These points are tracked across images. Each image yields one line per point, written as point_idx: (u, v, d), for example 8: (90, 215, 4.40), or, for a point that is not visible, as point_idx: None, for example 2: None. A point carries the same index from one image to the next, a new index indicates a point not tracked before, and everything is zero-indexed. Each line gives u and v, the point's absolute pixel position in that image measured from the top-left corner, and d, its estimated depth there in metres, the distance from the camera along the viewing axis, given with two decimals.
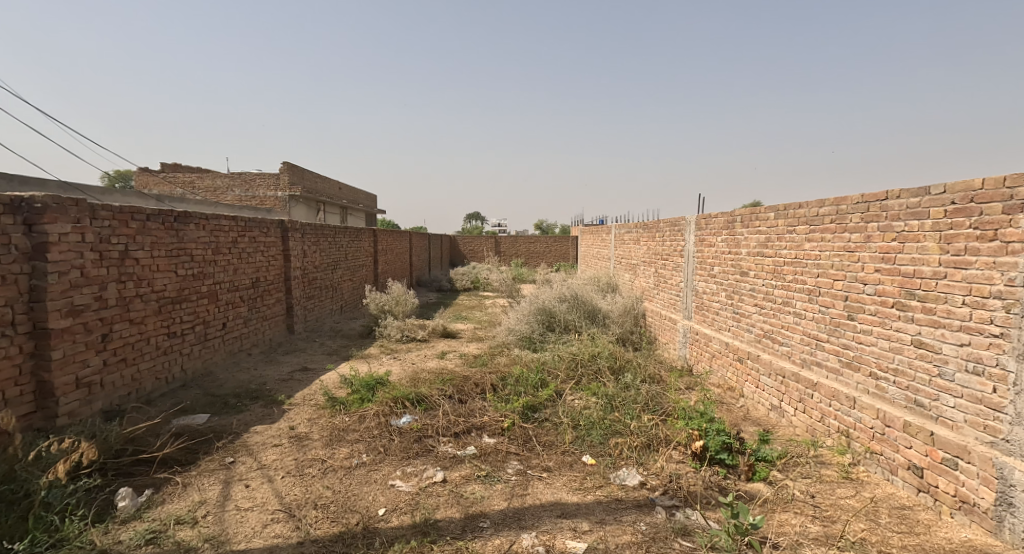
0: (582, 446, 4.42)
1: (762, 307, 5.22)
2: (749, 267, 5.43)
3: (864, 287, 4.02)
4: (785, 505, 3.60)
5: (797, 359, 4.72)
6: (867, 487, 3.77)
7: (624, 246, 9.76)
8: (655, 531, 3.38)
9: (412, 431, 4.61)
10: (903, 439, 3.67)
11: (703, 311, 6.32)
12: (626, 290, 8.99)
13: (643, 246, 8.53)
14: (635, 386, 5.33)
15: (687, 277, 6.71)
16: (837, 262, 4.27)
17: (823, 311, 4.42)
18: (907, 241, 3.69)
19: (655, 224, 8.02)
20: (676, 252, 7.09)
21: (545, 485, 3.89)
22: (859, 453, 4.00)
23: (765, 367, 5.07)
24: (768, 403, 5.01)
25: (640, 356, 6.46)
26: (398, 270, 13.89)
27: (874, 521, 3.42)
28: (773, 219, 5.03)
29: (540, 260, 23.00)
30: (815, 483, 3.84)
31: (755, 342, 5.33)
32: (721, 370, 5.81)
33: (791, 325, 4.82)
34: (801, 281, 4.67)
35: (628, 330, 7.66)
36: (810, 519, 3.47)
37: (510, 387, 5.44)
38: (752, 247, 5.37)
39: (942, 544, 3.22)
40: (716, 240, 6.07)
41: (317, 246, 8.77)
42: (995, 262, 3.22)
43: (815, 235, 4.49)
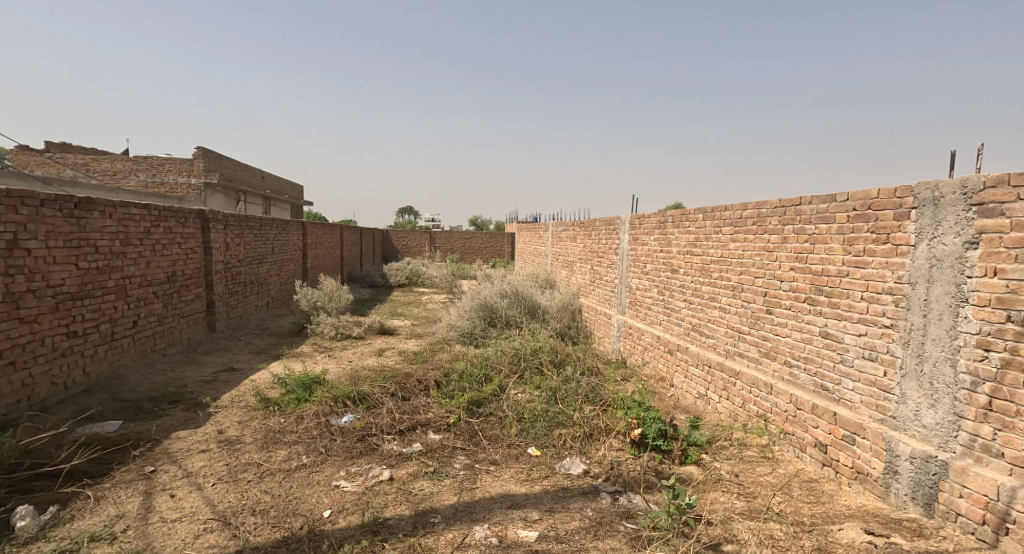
0: (527, 438, 4.56)
1: (690, 302, 5.54)
2: (679, 264, 5.73)
3: (781, 283, 4.37)
4: (715, 484, 3.88)
5: (722, 350, 5.06)
6: (781, 464, 4.12)
7: (560, 244, 9.99)
8: (600, 516, 3.56)
9: (355, 430, 4.59)
10: (812, 420, 4.04)
11: (636, 306, 6.61)
12: (563, 286, 9.25)
13: (579, 243, 8.77)
14: (575, 379, 5.52)
15: (622, 274, 6.99)
16: (757, 261, 4.60)
17: (745, 306, 4.76)
18: (817, 243, 4.05)
19: (590, 223, 8.28)
20: (611, 249, 7.35)
21: (493, 478, 4.00)
22: (774, 434, 4.35)
23: (693, 358, 5.38)
24: (695, 391, 5.34)
25: (579, 350, 6.68)
26: (330, 265, 13.62)
27: (788, 493, 3.75)
28: (701, 221, 5.35)
29: (476, 256, 23.08)
30: (738, 463, 4.16)
31: (684, 335, 5.65)
32: (653, 362, 6.12)
33: (716, 319, 5.15)
34: (726, 278, 5.00)
35: (566, 325, 7.87)
36: (735, 496, 3.75)
37: (453, 383, 5.51)
38: (682, 245, 5.67)
39: (843, 510, 3.57)
40: (649, 239, 6.35)
41: (241, 239, 8.46)
42: (887, 263, 3.56)
43: (739, 235, 4.82)
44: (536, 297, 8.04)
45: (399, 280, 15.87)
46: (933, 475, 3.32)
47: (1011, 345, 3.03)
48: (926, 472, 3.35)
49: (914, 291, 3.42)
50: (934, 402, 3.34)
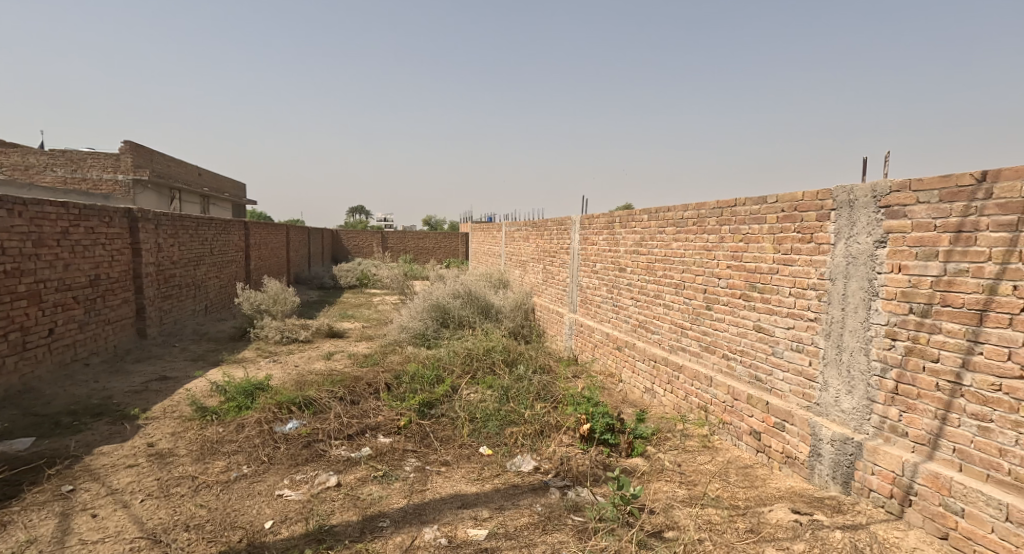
0: (479, 438, 4.60)
1: (637, 300, 5.70)
2: (626, 263, 5.89)
3: (719, 281, 4.57)
4: (660, 475, 4.03)
5: (667, 346, 5.23)
6: (720, 452, 4.32)
7: (513, 243, 10.06)
8: (549, 511, 3.63)
9: (300, 437, 4.51)
10: (747, 409, 4.24)
11: (587, 304, 6.74)
12: (516, 286, 9.33)
13: (531, 242, 8.87)
14: (527, 377, 5.60)
15: (573, 273, 7.12)
16: (698, 260, 4.80)
17: (687, 302, 4.95)
18: (751, 241, 4.26)
19: (542, 223, 8.39)
20: (563, 249, 7.48)
21: (444, 479, 4.02)
22: (714, 424, 4.55)
23: (640, 353, 5.55)
24: (642, 386, 5.50)
25: (532, 348, 6.77)
26: (275, 267, 13.26)
27: (725, 480, 3.94)
28: (646, 221, 5.51)
29: (429, 256, 22.94)
30: (680, 453, 4.32)
31: (632, 331, 5.81)
32: (602, 358, 6.27)
33: (660, 315, 5.33)
34: (669, 277, 5.18)
35: (520, 324, 7.95)
36: (677, 484, 3.91)
37: (404, 385, 5.49)
38: (629, 245, 5.83)
39: (773, 492, 3.76)
40: (598, 239, 6.50)
41: (175, 240, 8.13)
42: (812, 260, 3.77)
43: (681, 235, 5.00)
44: (489, 297, 8.09)
45: (350, 281, 15.60)
46: (850, 455, 3.50)
47: (913, 334, 3.20)
48: (844, 453, 3.53)
49: (834, 286, 3.62)
50: (851, 389, 3.53)
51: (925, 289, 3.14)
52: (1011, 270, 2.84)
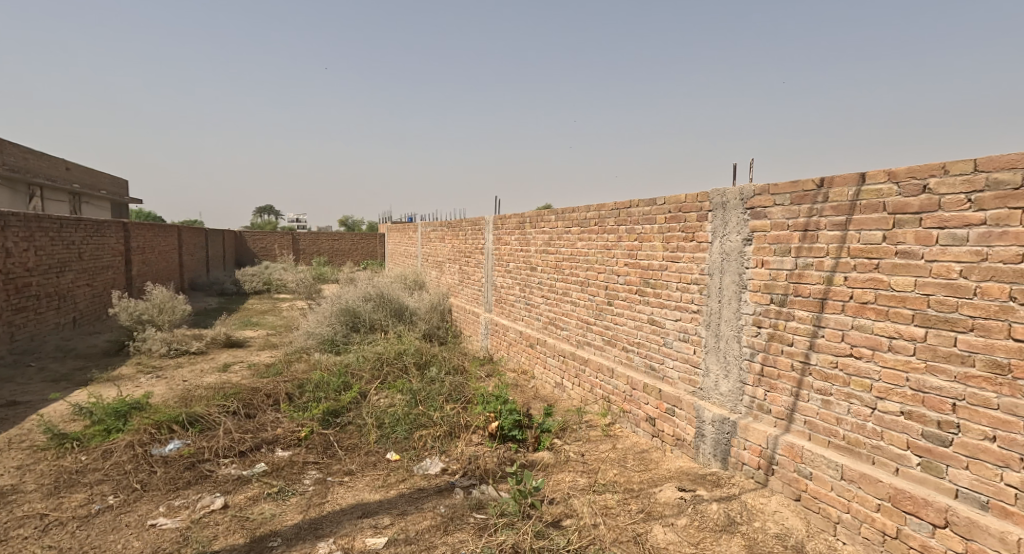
0: (386, 444, 4.57)
1: (546, 298, 5.87)
2: (536, 262, 6.05)
3: (618, 277, 4.82)
4: (564, 466, 4.19)
5: (574, 341, 5.44)
6: (619, 440, 4.56)
7: (429, 244, 10.02)
8: (452, 511, 3.66)
9: (182, 459, 4.23)
10: (643, 397, 4.51)
11: (501, 304, 6.85)
12: (433, 287, 9.30)
13: (447, 243, 8.87)
14: (439, 379, 5.63)
15: (487, 273, 7.21)
16: (600, 258, 5.02)
17: (590, 299, 5.17)
18: (644, 240, 4.53)
19: (458, 223, 8.41)
20: (477, 249, 7.55)
21: (346, 489, 3.95)
22: (615, 413, 4.79)
23: (550, 350, 5.73)
24: (552, 381, 5.69)
25: (447, 349, 6.80)
26: (164, 273, 12.33)
27: (622, 465, 4.17)
28: (554, 222, 5.69)
29: (344, 258, 22.28)
30: (584, 443, 4.52)
31: (542, 328, 5.98)
32: (516, 356, 6.41)
33: (568, 312, 5.52)
34: (575, 275, 5.38)
35: (435, 326, 7.94)
36: (579, 473, 4.08)
37: (307, 394, 5.34)
38: (539, 244, 5.99)
39: (664, 473, 4.02)
40: (510, 239, 6.62)
41: (28, 245, 7.32)
42: (694, 257, 4.06)
43: (585, 235, 5.21)
44: (404, 299, 8.02)
45: (256, 286, 14.85)
46: (726, 434, 3.79)
47: (774, 321, 3.51)
48: (722, 432, 3.81)
49: (712, 280, 3.93)
50: (727, 372, 3.83)
51: (781, 281, 3.46)
52: (841, 264, 3.14)
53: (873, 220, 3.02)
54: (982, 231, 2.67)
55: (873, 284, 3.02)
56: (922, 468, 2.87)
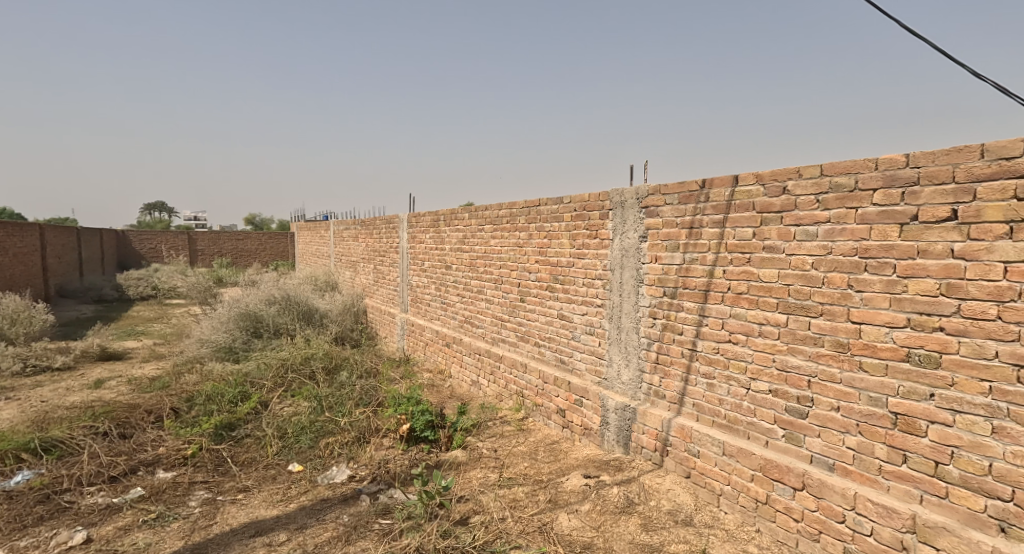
0: (289, 455, 4.41)
1: (462, 296, 5.90)
2: (451, 261, 6.05)
3: (530, 274, 4.93)
4: (477, 463, 4.25)
5: (489, 339, 5.51)
6: (532, 433, 4.68)
7: (342, 243, 9.74)
8: (357, 520, 3.57)
9: (32, 491, 3.77)
10: (554, 390, 4.65)
11: (417, 304, 6.80)
12: (346, 288, 9.07)
13: (361, 243, 8.68)
14: (349, 383, 5.51)
15: (402, 272, 7.13)
16: (512, 256, 5.12)
17: (505, 296, 5.25)
18: (553, 238, 4.66)
19: (371, 222, 8.24)
20: (392, 248, 7.45)
21: (238, 507, 3.74)
22: (529, 408, 4.92)
23: (466, 348, 5.77)
24: (469, 379, 5.74)
25: (358, 352, 6.66)
26: (24, 279, 11.06)
27: (533, 458, 4.28)
28: (467, 220, 5.72)
29: (250, 260, 21.14)
30: (497, 439, 4.60)
31: (458, 327, 6.01)
32: (432, 356, 6.40)
33: (483, 310, 5.58)
34: (489, 272, 5.45)
35: (348, 328, 7.76)
36: (491, 469, 4.16)
37: (197, 408, 5.03)
38: (453, 243, 6.00)
39: (572, 462, 4.16)
40: (425, 237, 6.58)
41: None
42: (598, 254, 4.23)
43: (498, 233, 5.29)
44: (313, 301, 7.76)
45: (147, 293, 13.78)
46: (628, 420, 3.98)
47: (666, 313, 3.73)
48: (625, 419, 4.01)
49: (613, 275, 4.11)
50: (628, 361, 4.02)
51: (672, 275, 3.69)
52: (721, 259, 3.40)
53: (745, 219, 3.29)
54: (827, 229, 2.91)
55: (746, 276, 3.28)
56: (785, 439, 3.12)
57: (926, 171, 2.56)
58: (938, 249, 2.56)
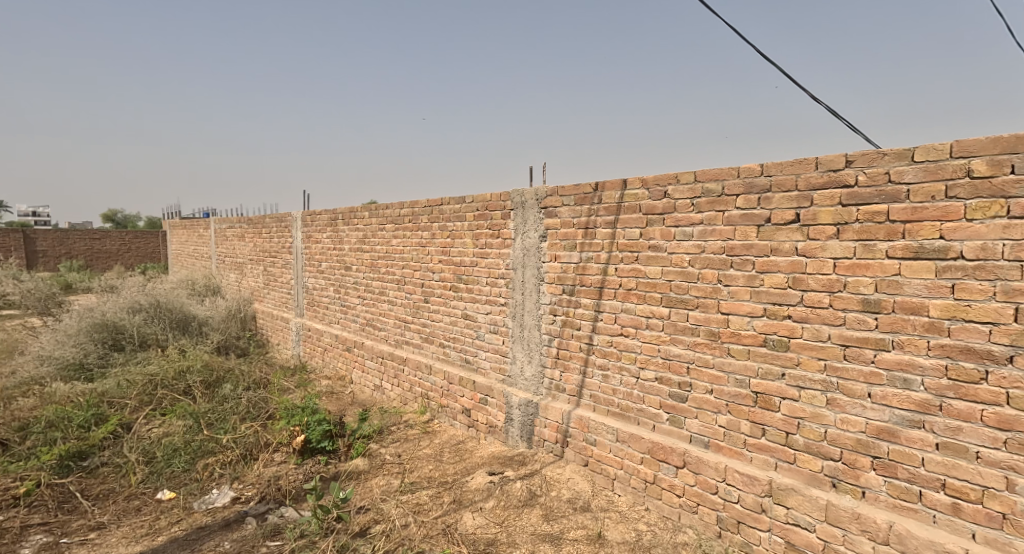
0: (158, 481, 4.07)
1: (363, 298, 5.76)
2: (351, 260, 5.89)
3: (434, 274, 4.92)
4: (378, 470, 4.19)
5: (392, 341, 5.43)
6: (437, 435, 4.68)
7: (225, 243, 9.09)
8: (241, 545, 3.38)
9: None
10: (459, 390, 4.68)
11: (314, 307, 6.56)
12: (232, 291, 8.51)
13: (248, 242, 8.17)
14: (234, 396, 5.19)
15: (297, 274, 6.83)
16: (415, 255, 5.08)
17: (408, 297, 5.20)
18: (456, 237, 4.68)
19: (259, 220, 7.77)
20: (285, 248, 7.09)
21: (93, 548, 3.38)
22: (434, 409, 4.91)
23: (368, 352, 5.65)
24: (371, 384, 5.64)
25: (244, 361, 6.29)
26: None
27: (438, 460, 4.27)
28: (368, 219, 5.59)
29: (114, 260, 19.09)
30: (402, 444, 4.56)
31: (359, 330, 5.86)
32: (331, 362, 6.21)
33: (386, 311, 5.48)
34: (391, 273, 5.37)
35: (233, 336, 7.30)
36: (393, 475, 4.12)
37: (32, 436, 4.39)
38: (353, 242, 5.84)
39: (478, 461, 4.20)
40: (321, 236, 6.34)
41: None
42: (500, 253, 4.30)
43: (400, 232, 5.22)
44: (190, 307, 7.19)
45: None
46: (531, 415, 4.09)
47: (566, 309, 3.88)
48: (527, 413, 4.11)
49: (515, 274, 4.20)
50: (530, 358, 4.13)
51: (570, 274, 3.83)
52: (613, 257, 3.58)
53: (634, 219, 3.48)
54: (701, 229, 3.15)
55: (636, 273, 3.49)
56: (669, 422, 3.36)
57: (775, 179, 2.84)
58: (787, 248, 2.86)
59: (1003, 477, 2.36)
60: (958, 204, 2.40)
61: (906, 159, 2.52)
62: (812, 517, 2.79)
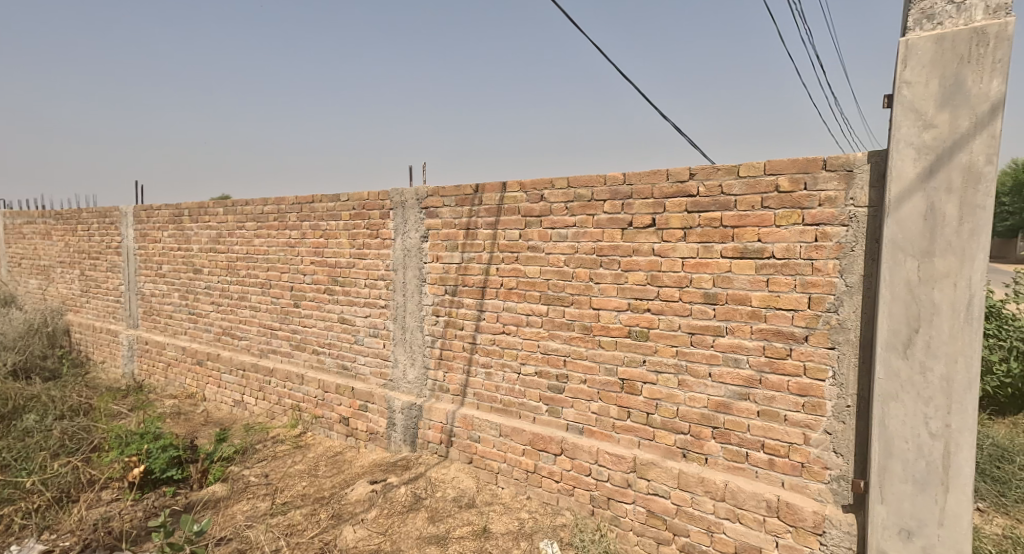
0: None
1: (218, 304, 5.19)
2: (201, 263, 5.26)
3: (304, 277, 4.59)
4: (242, 494, 3.82)
5: (255, 351, 4.97)
6: (311, 448, 4.38)
7: (15, 240, 7.45)
8: None
9: None
10: (336, 399, 4.43)
11: (153, 317, 5.76)
12: (35, 300, 7.11)
13: (55, 241, 6.85)
14: (42, 428, 4.32)
15: (129, 279, 5.92)
16: (282, 256, 4.70)
17: (274, 302, 4.79)
18: (330, 237, 4.42)
19: (71, 216, 6.56)
20: (110, 248, 6.09)
21: None
22: (307, 421, 4.59)
23: (225, 365, 5.12)
24: (230, 400, 5.13)
25: (54, 386, 5.32)
26: None
27: (313, 475, 4.02)
28: (223, 216, 5.05)
29: None
30: (269, 462, 4.20)
31: (214, 341, 5.28)
32: (177, 379, 5.52)
33: (247, 319, 5.00)
34: (253, 276, 4.91)
35: (36, 355, 5.92)
36: (260, 498, 3.78)
37: None
38: (203, 243, 5.22)
39: (358, 470, 4.02)
40: (161, 236, 5.56)
41: None
42: (379, 254, 4.16)
43: (263, 232, 4.80)
44: None
45: None
46: (414, 418, 4.02)
47: (448, 310, 3.89)
48: (411, 417, 4.04)
49: (396, 275, 4.10)
50: (412, 360, 4.05)
51: (452, 274, 3.86)
52: (494, 257, 3.68)
53: (514, 221, 3.61)
54: (575, 231, 3.37)
55: (516, 273, 3.62)
56: (548, 413, 3.53)
57: (634, 188, 3.12)
58: (645, 249, 3.16)
59: (803, 433, 2.79)
60: (768, 213, 2.83)
61: (733, 174, 2.90)
62: (668, 486, 3.11)
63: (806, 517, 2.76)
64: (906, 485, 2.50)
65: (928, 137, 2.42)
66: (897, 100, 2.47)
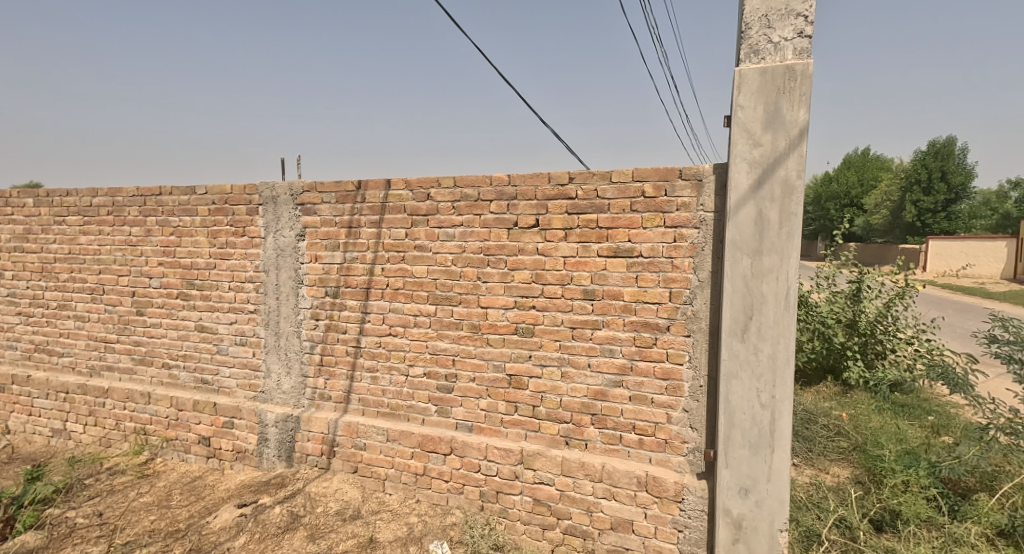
0: None
1: (28, 315, 4.39)
2: (4, 265, 4.44)
3: (149, 281, 4.04)
4: (65, 541, 3.33)
5: (83, 369, 4.27)
6: (161, 476, 3.88)
7: None
8: None
9: None
10: (193, 417, 3.96)
11: None
12: None
13: None
14: None
15: None
16: (118, 257, 4.11)
17: (108, 310, 4.16)
18: (183, 235, 3.92)
19: None
20: None
21: None
22: (156, 446, 4.06)
23: (39, 388, 4.34)
24: (47, 429, 4.36)
25: None
26: None
27: (164, 506, 3.59)
28: (33, 207, 4.31)
29: None
30: (103, 499, 3.68)
31: (23, 360, 4.44)
32: None
33: (71, 331, 4.29)
34: (78, 280, 4.23)
35: None
36: (92, 543, 3.31)
37: None
38: (6, 240, 4.40)
39: (221, 496, 3.65)
40: None
41: None
42: (246, 253, 3.78)
43: (90, 227, 4.17)
44: None
45: None
46: (291, 430, 3.74)
47: (330, 313, 3.66)
48: (287, 430, 3.75)
49: (267, 277, 3.76)
50: (288, 369, 3.76)
51: (333, 275, 3.64)
52: (379, 257, 3.53)
53: (399, 220, 3.52)
54: (462, 231, 3.36)
55: (402, 273, 3.53)
56: (437, 414, 3.49)
57: (519, 189, 3.22)
58: (530, 249, 3.27)
59: (666, 413, 3.10)
60: (636, 216, 3.09)
61: (606, 180, 3.13)
62: (552, 473, 3.25)
63: (668, 487, 3.07)
64: (744, 449, 2.90)
65: (756, 153, 2.82)
66: (733, 121, 2.86)
